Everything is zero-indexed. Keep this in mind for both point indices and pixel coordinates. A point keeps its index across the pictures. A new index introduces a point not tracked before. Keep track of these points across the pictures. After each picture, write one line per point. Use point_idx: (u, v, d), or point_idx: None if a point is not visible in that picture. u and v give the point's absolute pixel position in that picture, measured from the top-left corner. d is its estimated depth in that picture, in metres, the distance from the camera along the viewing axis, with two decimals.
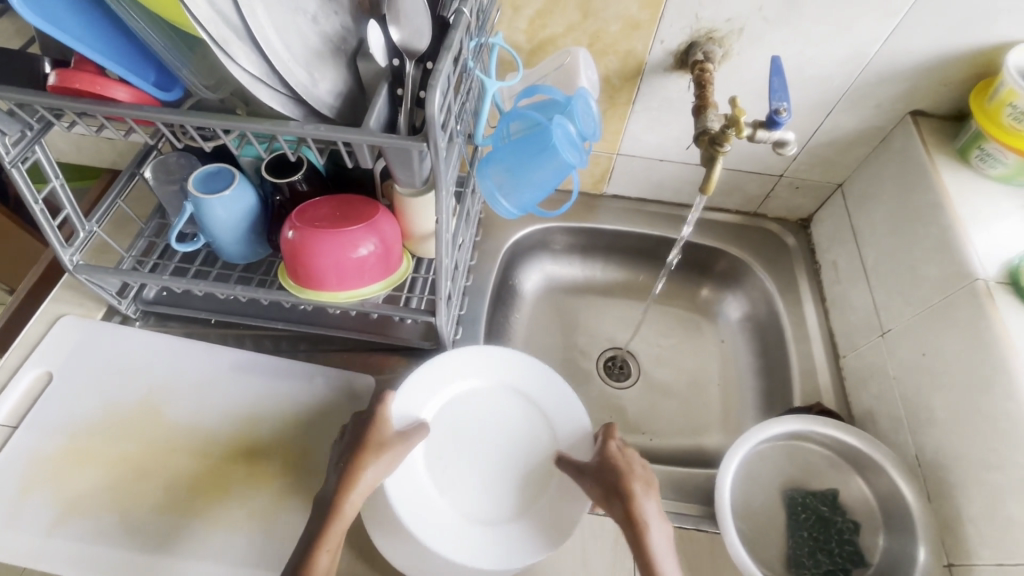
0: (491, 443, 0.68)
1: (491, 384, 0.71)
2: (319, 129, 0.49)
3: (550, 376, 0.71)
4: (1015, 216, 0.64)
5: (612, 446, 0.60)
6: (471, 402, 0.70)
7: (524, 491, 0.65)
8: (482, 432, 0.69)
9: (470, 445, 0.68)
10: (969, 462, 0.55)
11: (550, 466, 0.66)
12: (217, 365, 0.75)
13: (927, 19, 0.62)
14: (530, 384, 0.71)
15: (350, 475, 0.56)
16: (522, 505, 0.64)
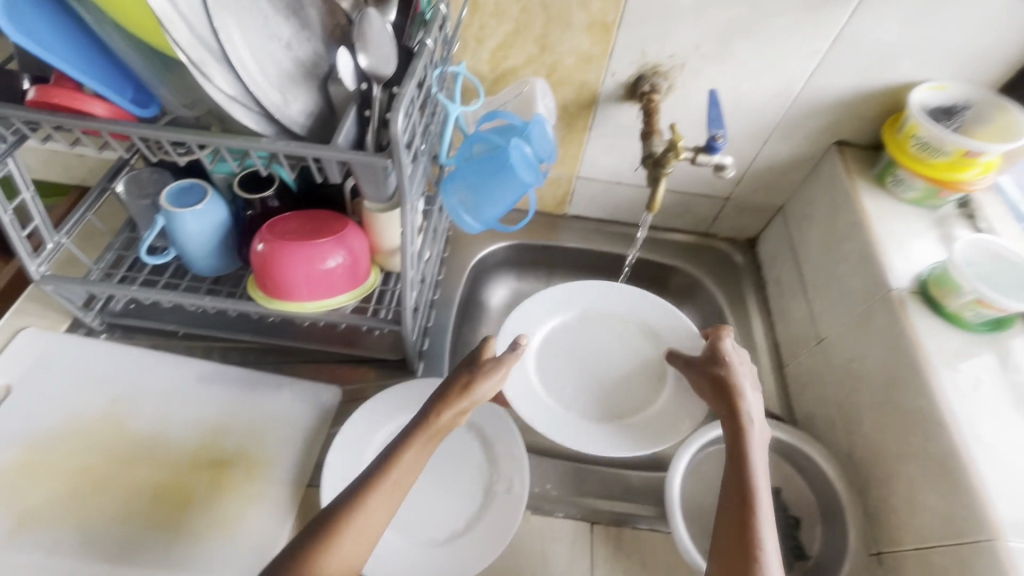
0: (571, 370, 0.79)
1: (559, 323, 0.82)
2: (290, 146, 0.52)
3: (635, 295, 0.83)
4: (925, 234, 0.71)
5: (726, 343, 0.65)
6: (559, 333, 0.82)
7: (637, 391, 0.77)
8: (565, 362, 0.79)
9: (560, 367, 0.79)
10: (890, 456, 0.60)
11: (663, 364, 0.78)
12: (183, 377, 0.75)
13: (843, 60, 0.70)
14: (622, 305, 0.83)
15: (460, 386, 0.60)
16: (645, 402, 0.76)
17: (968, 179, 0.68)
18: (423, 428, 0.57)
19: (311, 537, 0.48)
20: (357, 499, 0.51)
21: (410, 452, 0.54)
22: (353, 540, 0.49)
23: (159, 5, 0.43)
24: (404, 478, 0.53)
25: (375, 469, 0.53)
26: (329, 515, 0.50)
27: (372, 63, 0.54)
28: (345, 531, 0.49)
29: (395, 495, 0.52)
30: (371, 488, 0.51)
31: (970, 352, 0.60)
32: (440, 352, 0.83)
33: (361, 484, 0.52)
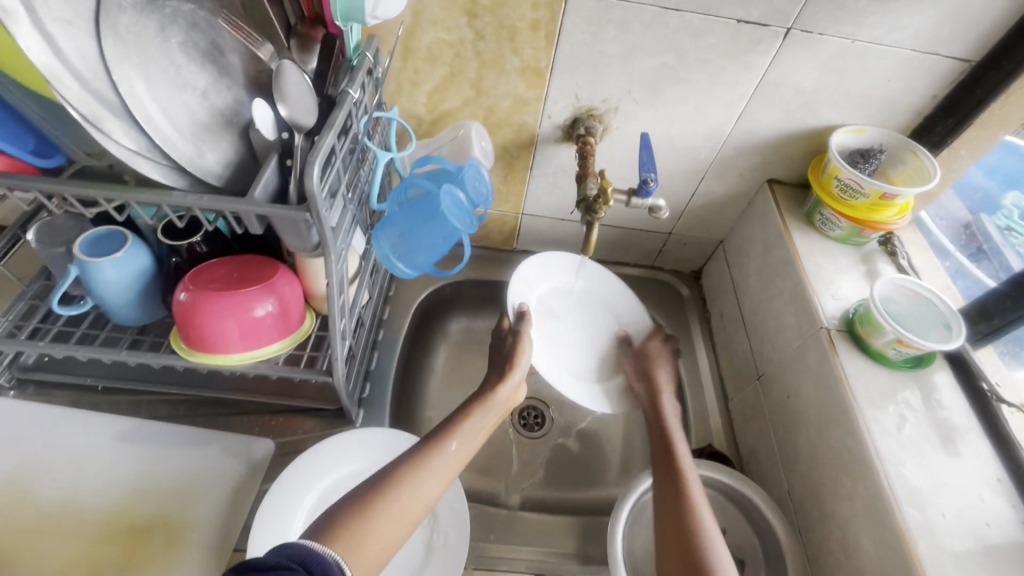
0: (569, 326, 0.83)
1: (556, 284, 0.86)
2: (203, 199, 0.50)
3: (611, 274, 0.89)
4: (851, 271, 0.74)
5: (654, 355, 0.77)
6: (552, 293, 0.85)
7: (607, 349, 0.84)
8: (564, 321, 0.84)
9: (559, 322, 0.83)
10: (826, 495, 0.61)
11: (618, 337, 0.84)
12: (99, 436, 0.70)
13: (767, 105, 0.72)
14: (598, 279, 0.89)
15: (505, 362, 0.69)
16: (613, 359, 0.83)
17: (887, 220, 0.71)
18: (480, 402, 0.64)
19: (383, 478, 0.53)
20: (420, 453, 0.56)
21: (465, 422, 0.61)
22: (421, 480, 0.54)
23: (41, 61, 0.41)
24: (463, 442, 0.59)
25: (436, 433, 0.59)
26: (400, 464, 0.55)
27: (293, 113, 0.53)
28: (415, 474, 0.54)
29: (455, 459, 0.57)
30: (434, 449, 0.57)
31: (895, 390, 0.61)
32: (383, 397, 0.80)
33: (425, 441, 0.58)
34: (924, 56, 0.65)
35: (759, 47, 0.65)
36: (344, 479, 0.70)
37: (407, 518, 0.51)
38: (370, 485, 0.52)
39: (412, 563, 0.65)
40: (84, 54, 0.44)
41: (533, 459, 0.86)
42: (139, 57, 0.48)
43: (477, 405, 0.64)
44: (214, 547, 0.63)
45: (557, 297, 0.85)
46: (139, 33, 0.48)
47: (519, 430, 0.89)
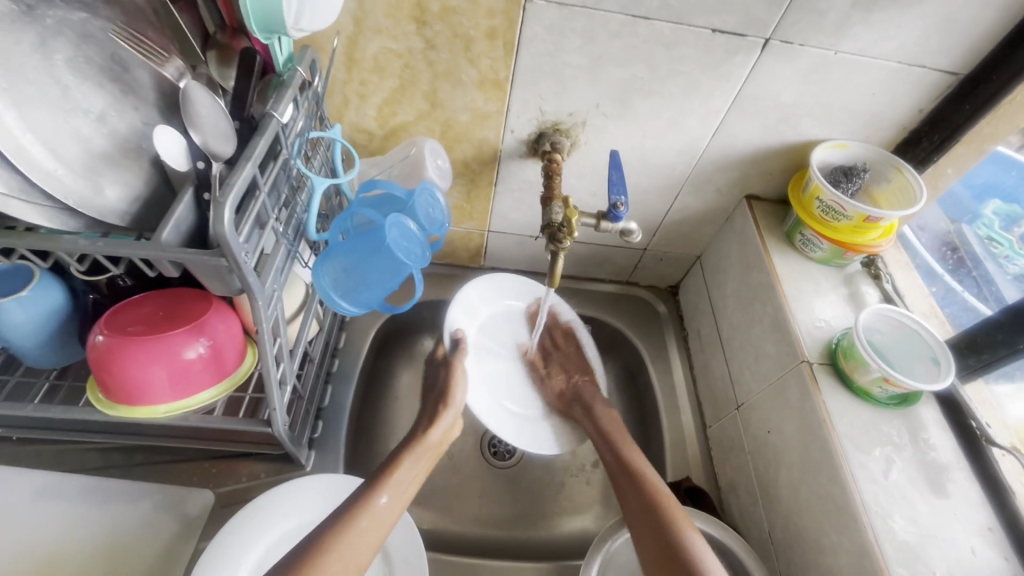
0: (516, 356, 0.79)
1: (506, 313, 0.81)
2: (98, 244, 0.43)
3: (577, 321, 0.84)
4: (833, 295, 0.69)
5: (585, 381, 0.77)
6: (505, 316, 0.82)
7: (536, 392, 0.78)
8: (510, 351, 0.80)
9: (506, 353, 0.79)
10: (808, 545, 0.57)
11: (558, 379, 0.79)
12: (11, 494, 0.63)
13: (745, 118, 0.67)
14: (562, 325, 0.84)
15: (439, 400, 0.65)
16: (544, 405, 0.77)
17: (870, 243, 0.67)
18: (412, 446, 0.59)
19: (318, 543, 0.47)
20: (355, 511, 0.50)
21: (401, 471, 0.55)
22: (358, 538, 0.48)
23: None
24: (395, 495, 0.53)
25: (366, 486, 0.53)
26: (335, 521, 0.49)
27: (207, 141, 0.46)
28: (349, 534, 0.48)
29: (387, 516, 0.52)
30: (368, 499, 0.52)
31: (879, 430, 0.57)
32: (337, 436, 0.74)
33: (361, 495, 0.52)
34: (910, 69, 0.60)
35: (736, 58, 0.60)
36: (292, 534, 0.63)
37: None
38: (303, 550, 0.46)
39: None
40: None
41: (503, 492, 0.80)
42: (11, 79, 0.41)
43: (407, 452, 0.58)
44: None
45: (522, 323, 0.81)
46: (11, 50, 0.41)
47: (486, 458, 0.82)
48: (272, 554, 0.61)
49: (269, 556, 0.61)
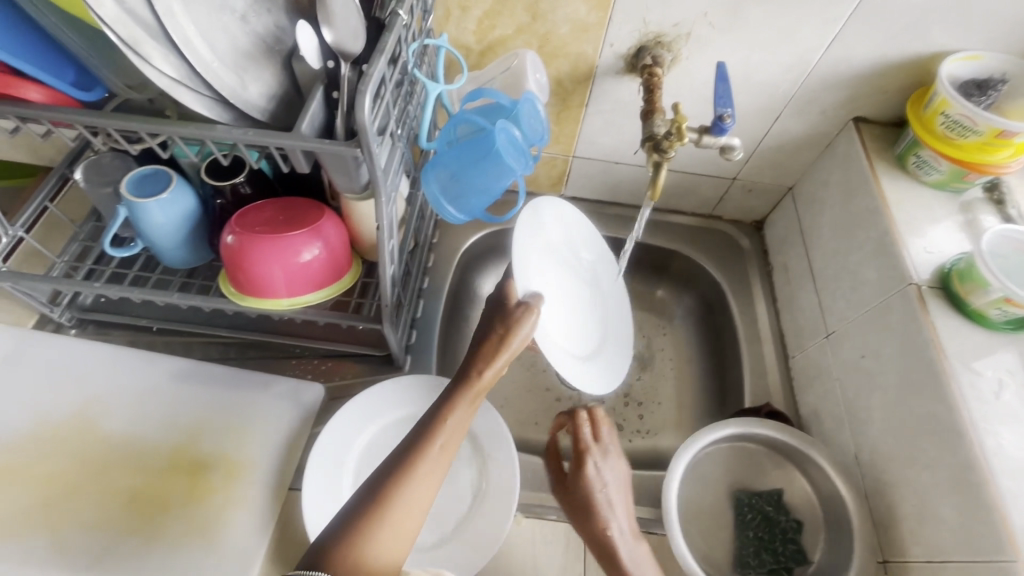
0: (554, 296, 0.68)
1: (596, 378, 0.69)
2: (248, 134, 0.47)
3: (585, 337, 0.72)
4: (947, 222, 0.66)
5: (589, 470, 0.59)
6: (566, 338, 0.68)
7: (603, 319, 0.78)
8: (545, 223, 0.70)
9: (560, 303, 0.69)
10: (900, 462, 0.57)
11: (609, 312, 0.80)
12: (156, 374, 0.71)
13: (867, 26, 0.63)
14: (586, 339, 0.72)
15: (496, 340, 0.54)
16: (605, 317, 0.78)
17: (999, 162, 0.62)
18: (464, 387, 0.52)
19: (362, 511, 0.43)
20: (409, 467, 0.45)
21: (451, 415, 0.50)
22: (413, 500, 0.44)
23: None
24: (452, 437, 0.49)
25: (416, 435, 0.48)
26: (399, 458, 0.46)
27: (339, 40, 0.48)
28: (394, 504, 0.43)
29: (445, 458, 0.47)
30: (414, 457, 0.46)
31: (991, 352, 0.56)
32: (429, 345, 0.79)
33: (408, 453, 0.46)
34: None
35: None
36: (395, 426, 0.69)
37: (424, 501, 0.45)
38: (361, 501, 0.43)
39: (464, 508, 0.65)
40: None
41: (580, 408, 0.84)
42: None
43: (459, 394, 0.51)
44: (271, 484, 0.65)
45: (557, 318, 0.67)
46: None
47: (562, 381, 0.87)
48: (378, 441, 0.68)
49: (373, 443, 0.68)
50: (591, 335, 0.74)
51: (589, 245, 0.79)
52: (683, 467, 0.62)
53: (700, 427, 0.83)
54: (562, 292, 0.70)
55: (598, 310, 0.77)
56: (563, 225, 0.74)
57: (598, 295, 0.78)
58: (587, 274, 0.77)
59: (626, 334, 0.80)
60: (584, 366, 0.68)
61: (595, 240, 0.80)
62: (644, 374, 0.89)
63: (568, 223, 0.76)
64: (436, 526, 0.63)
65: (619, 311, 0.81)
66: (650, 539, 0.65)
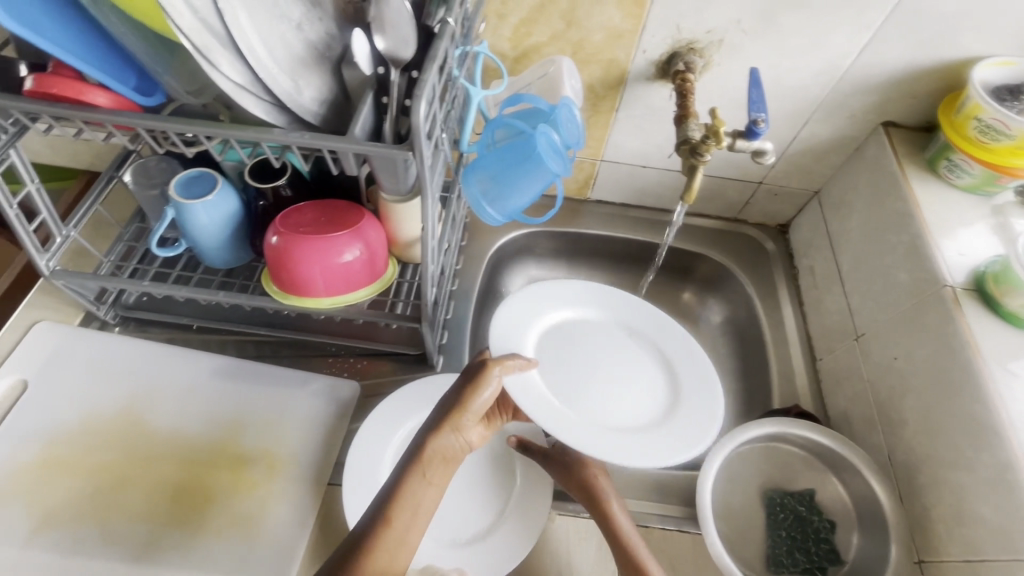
0: (561, 381, 0.64)
1: (647, 451, 0.57)
2: (304, 137, 0.49)
3: (619, 394, 0.64)
4: (979, 225, 0.67)
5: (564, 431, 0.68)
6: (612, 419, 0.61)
7: (606, 355, 0.68)
8: (530, 308, 0.68)
9: (580, 386, 0.64)
10: (935, 462, 0.58)
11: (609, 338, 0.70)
12: (199, 371, 0.73)
13: (898, 33, 0.64)
14: (625, 397, 0.64)
15: (455, 406, 0.52)
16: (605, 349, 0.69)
17: None
18: (421, 463, 0.48)
19: None
20: (360, 560, 0.43)
21: (409, 495, 0.46)
22: None
23: None
24: (411, 519, 0.46)
25: (368, 519, 0.45)
26: (349, 550, 0.44)
27: (391, 47, 0.50)
28: None
29: (404, 543, 0.45)
30: (365, 548, 0.44)
31: None
32: (460, 345, 0.80)
33: (357, 544, 0.44)
34: None
35: None
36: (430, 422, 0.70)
37: None
38: None
39: (498, 504, 0.66)
40: None
41: None
42: None
43: (415, 470, 0.48)
44: (310, 478, 0.67)
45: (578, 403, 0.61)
46: None
47: None
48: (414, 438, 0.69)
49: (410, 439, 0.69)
50: (647, 409, 0.63)
51: (559, 291, 0.71)
52: (717, 466, 0.63)
53: (727, 430, 0.84)
54: (582, 374, 0.65)
55: (658, 383, 0.66)
56: (572, 305, 0.71)
57: (658, 367, 0.67)
58: (631, 350, 0.69)
59: (713, 391, 0.63)
60: (625, 440, 0.58)
61: (637, 307, 0.72)
62: None
63: (583, 303, 0.71)
64: (475, 520, 0.64)
65: (697, 370, 0.66)
66: (683, 537, 0.66)
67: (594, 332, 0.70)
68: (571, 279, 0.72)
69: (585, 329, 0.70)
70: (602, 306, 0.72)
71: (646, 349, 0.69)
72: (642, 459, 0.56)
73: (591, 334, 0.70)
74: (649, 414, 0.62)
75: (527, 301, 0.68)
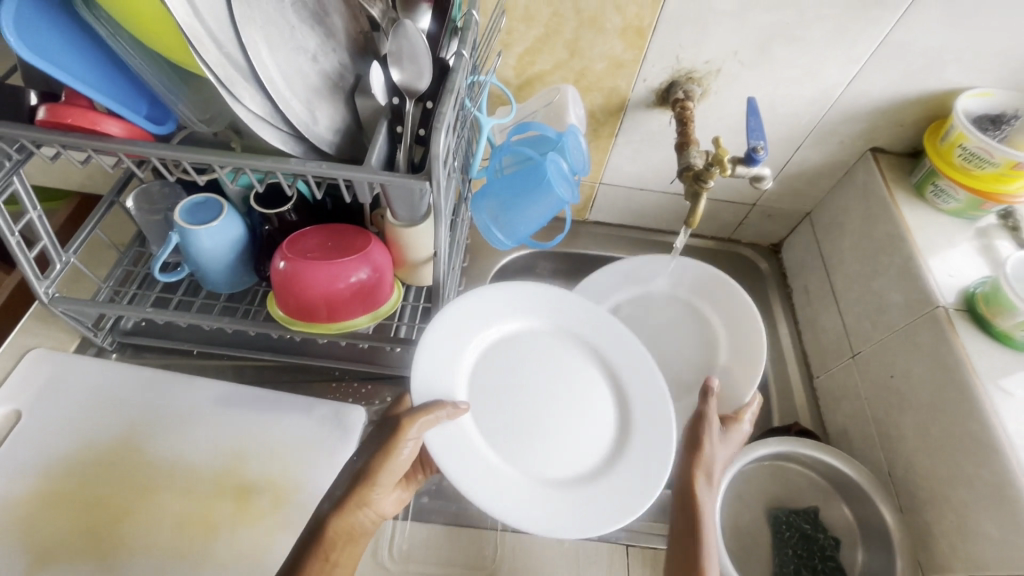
0: (492, 419, 0.60)
1: (602, 506, 0.56)
2: (321, 167, 0.49)
3: (557, 432, 0.61)
4: (965, 247, 0.70)
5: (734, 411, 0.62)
6: (547, 468, 0.59)
7: (545, 381, 0.64)
8: (453, 344, 0.62)
9: (518, 425, 0.61)
10: (936, 479, 0.59)
11: (550, 359, 0.65)
12: (202, 398, 0.72)
13: (885, 66, 0.67)
14: (565, 434, 0.61)
15: (366, 473, 0.50)
16: (544, 373, 0.64)
17: (1014, 192, 0.66)
18: (318, 546, 0.46)
19: None
20: None
21: None
22: None
23: (185, 21, 0.40)
24: None
25: None
26: None
27: (407, 78, 0.51)
28: None
29: None
30: None
31: (1017, 371, 0.59)
32: None
33: None
34: None
35: (890, 1, 0.60)
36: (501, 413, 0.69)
37: None
38: None
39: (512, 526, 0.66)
40: (217, 14, 0.42)
41: None
42: (262, 17, 0.46)
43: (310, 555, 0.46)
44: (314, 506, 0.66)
45: (512, 451, 0.59)
46: None
47: None
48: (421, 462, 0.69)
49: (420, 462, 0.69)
50: (596, 446, 0.60)
51: (496, 309, 0.65)
52: (726, 486, 0.64)
53: None
54: (518, 411, 0.62)
55: (602, 402, 0.63)
56: (495, 321, 0.65)
57: (597, 382, 0.64)
58: (565, 360, 0.65)
59: (667, 422, 0.60)
60: (575, 497, 0.57)
61: (567, 307, 0.66)
62: None
63: (507, 314, 0.66)
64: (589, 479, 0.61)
65: (650, 394, 0.62)
66: None
67: (520, 346, 0.65)
68: (489, 287, 0.65)
69: (513, 347, 0.65)
70: (525, 312, 0.66)
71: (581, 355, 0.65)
72: (602, 525, 0.55)
73: (520, 350, 0.65)
74: (599, 454, 0.60)
75: (448, 336, 0.62)
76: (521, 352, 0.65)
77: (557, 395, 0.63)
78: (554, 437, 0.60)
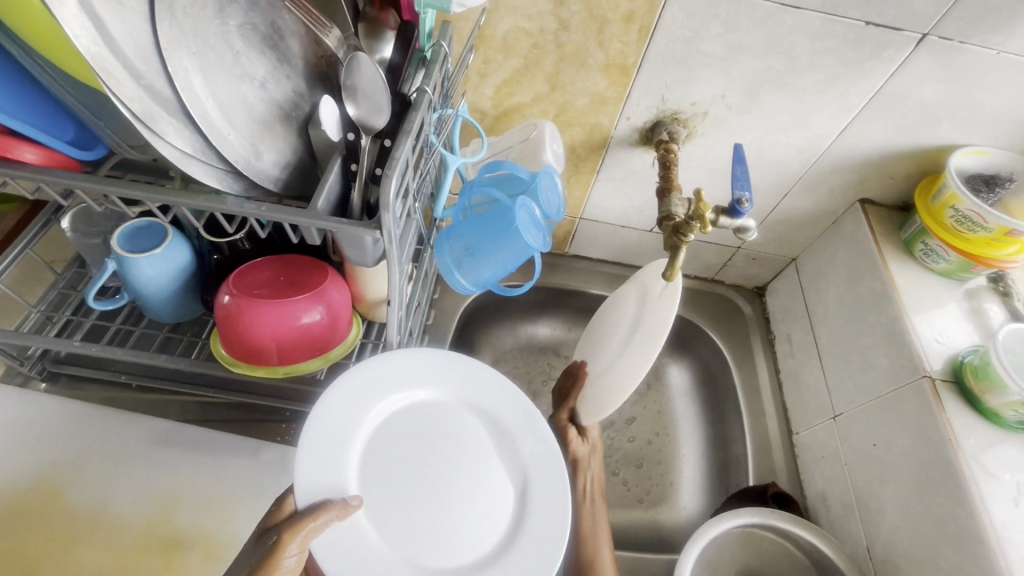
0: (382, 509, 0.51)
1: None
2: (261, 209, 0.44)
3: (455, 510, 0.53)
4: (954, 311, 0.67)
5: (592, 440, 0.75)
6: (444, 554, 0.51)
7: (442, 452, 0.55)
8: (340, 422, 0.52)
9: (413, 508, 0.52)
10: (916, 563, 0.56)
11: (448, 423, 0.57)
12: (133, 440, 0.65)
13: (880, 118, 0.64)
14: (466, 510, 0.53)
15: None
16: (440, 441, 0.56)
17: (1005, 257, 0.63)
18: None
19: None
20: None
21: None
22: None
23: (90, 51, 0.35)
24: None
25: None
26: None
27: (362, 114, 0.48)
28: None
29: None
30: None
31: (1005, 452, 0.56)
32: None
33: None
34: None
35: (886, 53, 0.57)
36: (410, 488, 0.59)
37: None
38: None
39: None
40: (137, 41, 0.38)
41: None
42: (196, 44, 0.42)
43: None
44: None
45: (407, 540, 0.50)
46: (196, 15, 0.42)
47: None
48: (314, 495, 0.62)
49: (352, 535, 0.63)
50: (497, 521, 0.53)
51: (390, 375, 0.56)
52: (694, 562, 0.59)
53: (702, 501, 0.81)
54: (412, 491, 0.53)
55: (494, 467, 0.55)
56: (392, 389, 0.55)
57: (489, 444, 0.57)
58: (467, 425, 0.57)
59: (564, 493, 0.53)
60: None
61: (455, 361, 0.58)
62: (644, 440, 0.87)
63: (404, 378, 0.56)
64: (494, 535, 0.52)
65: (537, 448, 0.56)
66: None
67: (408, 415, 0.56)
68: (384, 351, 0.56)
69: (401, 418, 0.56)
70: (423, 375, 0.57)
71: (467, 413, 0.58)
72: None
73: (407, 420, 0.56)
74: (502, 528, 0.53)
75: (324, 423, 0.52)
76: (418, 418, 0.56)
77: (456, 465, 0.55)
78: (453, 516, 0.52)
